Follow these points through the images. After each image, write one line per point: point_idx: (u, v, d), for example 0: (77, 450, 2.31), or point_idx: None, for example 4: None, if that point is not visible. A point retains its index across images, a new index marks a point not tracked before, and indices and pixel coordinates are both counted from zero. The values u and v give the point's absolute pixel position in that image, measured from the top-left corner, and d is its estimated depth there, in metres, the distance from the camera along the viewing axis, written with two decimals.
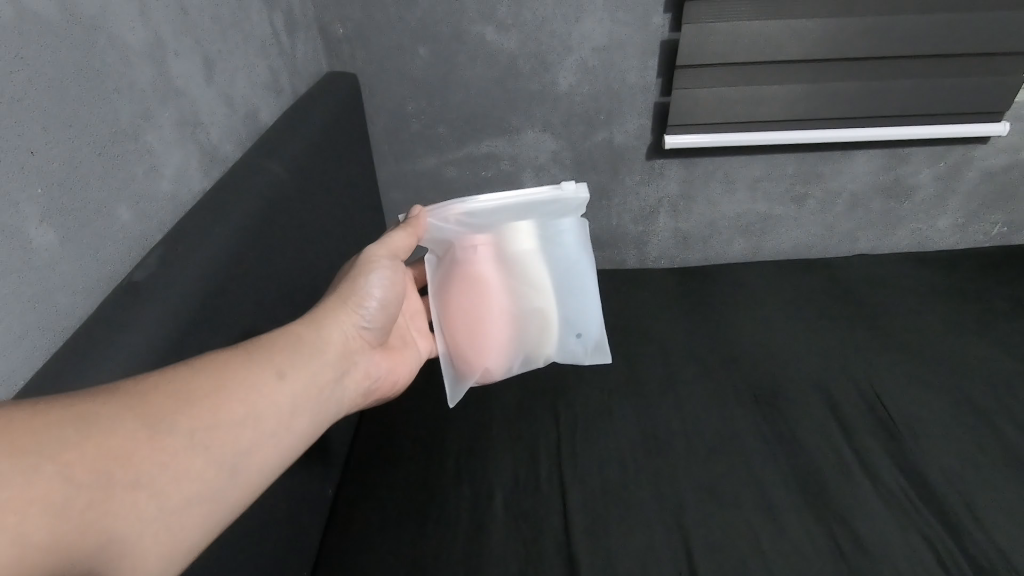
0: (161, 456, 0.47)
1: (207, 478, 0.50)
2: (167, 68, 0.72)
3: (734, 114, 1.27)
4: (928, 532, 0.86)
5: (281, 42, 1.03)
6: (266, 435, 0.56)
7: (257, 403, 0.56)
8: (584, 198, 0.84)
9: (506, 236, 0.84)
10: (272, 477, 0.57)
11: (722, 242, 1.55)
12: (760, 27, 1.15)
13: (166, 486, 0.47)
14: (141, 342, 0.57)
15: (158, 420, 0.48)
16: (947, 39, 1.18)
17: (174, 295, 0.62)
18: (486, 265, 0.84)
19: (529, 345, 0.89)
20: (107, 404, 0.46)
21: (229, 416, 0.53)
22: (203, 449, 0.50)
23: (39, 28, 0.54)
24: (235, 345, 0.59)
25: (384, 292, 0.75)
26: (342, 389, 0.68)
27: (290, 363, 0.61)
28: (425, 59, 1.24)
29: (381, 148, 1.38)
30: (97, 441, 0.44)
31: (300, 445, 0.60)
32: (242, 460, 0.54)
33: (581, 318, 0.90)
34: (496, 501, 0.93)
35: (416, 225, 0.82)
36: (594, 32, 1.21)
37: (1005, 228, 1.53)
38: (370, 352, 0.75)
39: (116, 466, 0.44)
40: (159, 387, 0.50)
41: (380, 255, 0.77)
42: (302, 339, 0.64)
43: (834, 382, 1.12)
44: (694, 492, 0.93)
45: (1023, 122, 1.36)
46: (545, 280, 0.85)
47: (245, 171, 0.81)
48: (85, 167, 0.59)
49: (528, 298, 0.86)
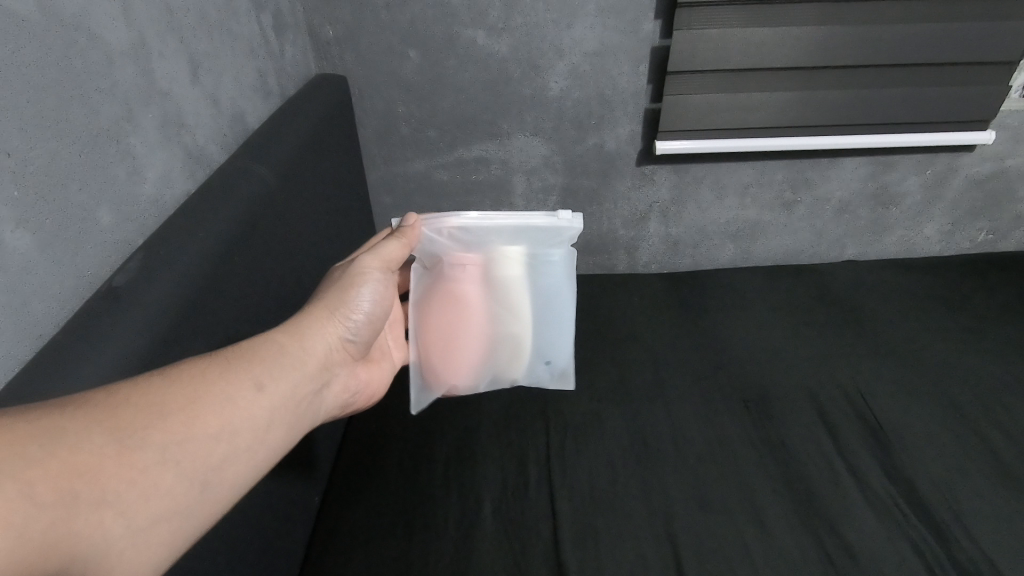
0: (129, 472, 0.46)
1: (177, 495, 0.49)
2: (150, 69, 0.70)
3: (724, 121, 1.27)
4: (916, 539, 0.86)
5: (269, 44, 1.02)
6: (242, 449, 0.55)
7: (233, 418, 0.55)
8: (576, 230, 0.87)
9: (494, 259, 0.87)
10: (246, 492, 0.56)
11: (711, 247, 1.55)
12: (749, 35, 1.16)
13: (133, 504, 0.46)
14: (119, 349, 0.56)
15: (129, 435, 0.47)
16: (933, 48, 1.19)
17: (153, 301, 0.60)
18: (471, 285, 0.88)
19: (499, 366, 0.92)
20: (76, 418, 0.45)
21: (204, 430, 0.52)
22: (174, 465, 0.49)
23: (18, 27, 0.53)
24: (216, 354, 0.58)
25: (373, 306, 0.75)
26: (321, 401, 0.66)
27: (270, 375, 0.60)
28: (415, 62, 1.23)
29: (371, 151, 1.37)
30: (63, 458, 0.43)
31: (274, 459, 0.59)
32: (214, 475, 0.52)
33: (554, 345, 0.93)
34: (483, 509, 0.92)
35: (408, 235, 0.81)
36: (585, 38, 1.21)
37: (991, 235, 1.55)
38: (351, 363, 0.73)
39: (82, 484, 0.43)
40: (131, 400, 0.48)
41: (371, 266, 0.76)
42: (285, 351, 0.63)
43: (822, 388, 1.12)
44: (683, 498, 0.93)
45: (1008, 131, 1.37)
46: (525, 306, 0.89)
47: (230, 173, 0.80)
48: (64, 169, 0.57)
49: (505, 322, 0.89)
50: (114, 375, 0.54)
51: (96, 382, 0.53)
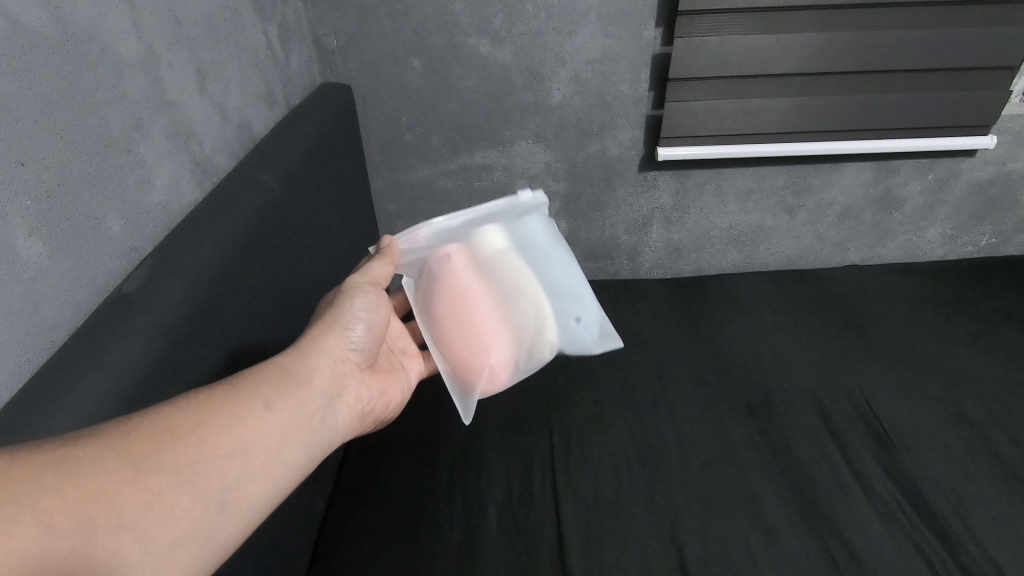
0: (145, 496, 0.46)
1: (194, 516, 0.49)
2: (159, 79, 0.72)
3: (725, 127, 1.28)
4: (922, 544, 0.86)
5: (275, 53, 1.03)
6: (255, 467, 0.55)
7: (244, 436, 0.55)
8: (540, 198, 0.86)
9: (476, 241, 0.82)
10: (265, 511, 0.56)
11: (714, 252, 1.56)
12: (749, 42, 1.16)
13: (151, 528, 0.46)
14: (128, 356, 0.56)
15: (141, 460, 0.47)
16: (933, 54, 1.20)
17: (161, 308, 0.61)
18: (464, 271, 0.81)
19: (529, 341, 0.81)
20: (88, 445, 0.45)
21: (216, 450, 0.52)
22: (189, 486, 0.49)
23: (30, 38, 0.54)
24: (220, 378, 0.59)
25: (370, 315, 0.76)
26: (333, 416, 0.67)
27: (277, 393, 0.61)
28: (418, 70, 1.25)
29: (375, 159, 1.38)
30: (78, 485, 0.43)
31: (292, 476, 0.59)
32: (231, 494, 0.52)
33: (575, 301, 0.85)
34: (488, 515, 0.92)
35: (390, 254, 0.82)
36: (587, 45, 1.22)
37: (993, 239, 1.55)
38: (360, 376, 0.74)
39: (98, 509, 0.43)
40: (141, 425, 0.49)
41: (361, 283, 0.78)
42: (288, 369, 0.64)
43: (826, 393, 1.12)
44: (688, 503, 0.93)
45: (1009, 135, 1.38)
46: (525, 271, 0.82)
47: (237, 182, 0.81)
48: (75, 178, 0.58)
49: (516, 295, 0.81)
50: (123, 382, 0.55)
51: (106, 388, 0.54)
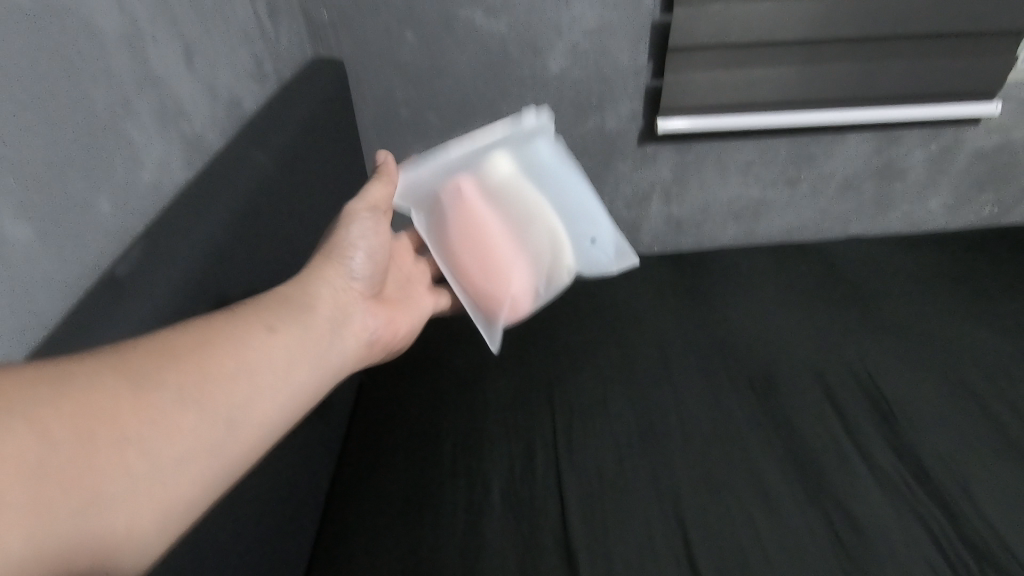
0: (150, 412, 0.46)
1: (203, 434, 0.49)
2: (146, 56, 0.69)
3: (726, 98, 1.25)
4: (924, 515, 0.86)
5: (264, 28, 1.00)
6: (262, 389, 0.55)
7: (248, 358, 0.56)
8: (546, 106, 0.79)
9: (482, 169, 0.80)
10: (275, 433, 0.57)
11: (715, 226, 1.54)
12: (751, 8, 1.14)
13: (159, 444, 0.46)
14: (122, 345, 0.54)
15: (145, 378, 0.47)
16: (938, 19, 1.17)
17: (156, 296, 0.59)
18: (475, 202, 0.81)
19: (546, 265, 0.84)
20: (87, 362, 0.45)
21: (220, 371, 0.53)
22: (196, 405, 0.49)
23: (11, 12, 0.51)
24: (223, 306, 0.59)
25: (369, 242, 0.76)
26: (339, 343, 0.67)
27: (279, 320, 0.62)
28: (413, 44, 1.22)
29: (370, 136, 1.36)
30: (75, 401, 0.42)
31: (301, 400, 0.60)
32: (240, 413, 0.53)
33: (588, 221, 0.85)
34: (491, 494, 0.92)
35: (388, 172, 0.79)
36: (585, 15, 1.19)
37: (995, 209, 1.54)
38: (363, 307, 0.74)
39: (103, 423, 0.43)
40: (141, 346, 0.49)
41: (359, 208, 0.76)
42: (290, 297, 0.65)
43: (829, 365, 1.12)
44: (691, 478, 0.93)
45: (1014, 102, 1.36)
46: (537, 197, 0.82)
47: (230, 161, 0.79)
48: (62, 158, 0.57)
49: (528, 220, 0.82)
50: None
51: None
